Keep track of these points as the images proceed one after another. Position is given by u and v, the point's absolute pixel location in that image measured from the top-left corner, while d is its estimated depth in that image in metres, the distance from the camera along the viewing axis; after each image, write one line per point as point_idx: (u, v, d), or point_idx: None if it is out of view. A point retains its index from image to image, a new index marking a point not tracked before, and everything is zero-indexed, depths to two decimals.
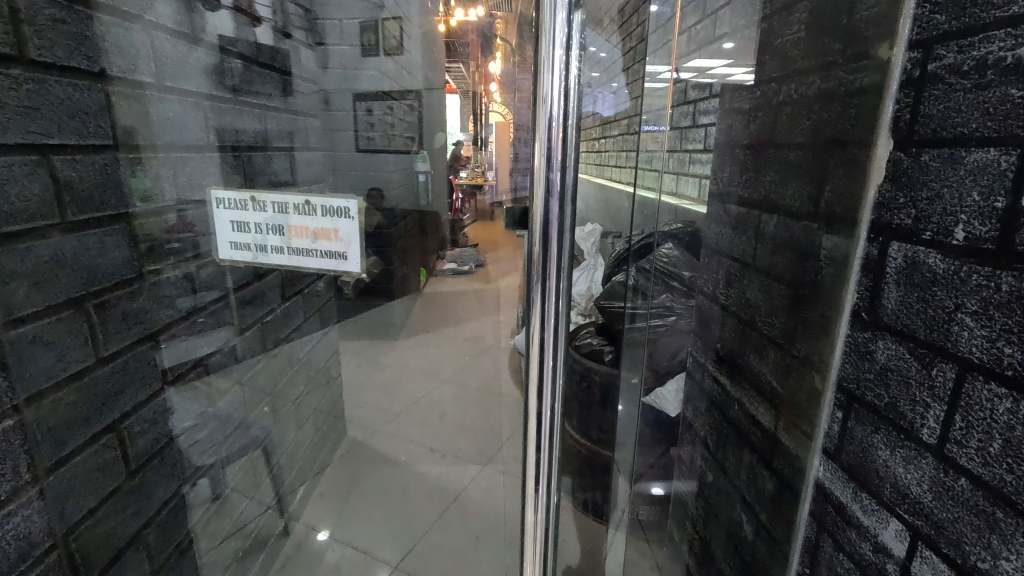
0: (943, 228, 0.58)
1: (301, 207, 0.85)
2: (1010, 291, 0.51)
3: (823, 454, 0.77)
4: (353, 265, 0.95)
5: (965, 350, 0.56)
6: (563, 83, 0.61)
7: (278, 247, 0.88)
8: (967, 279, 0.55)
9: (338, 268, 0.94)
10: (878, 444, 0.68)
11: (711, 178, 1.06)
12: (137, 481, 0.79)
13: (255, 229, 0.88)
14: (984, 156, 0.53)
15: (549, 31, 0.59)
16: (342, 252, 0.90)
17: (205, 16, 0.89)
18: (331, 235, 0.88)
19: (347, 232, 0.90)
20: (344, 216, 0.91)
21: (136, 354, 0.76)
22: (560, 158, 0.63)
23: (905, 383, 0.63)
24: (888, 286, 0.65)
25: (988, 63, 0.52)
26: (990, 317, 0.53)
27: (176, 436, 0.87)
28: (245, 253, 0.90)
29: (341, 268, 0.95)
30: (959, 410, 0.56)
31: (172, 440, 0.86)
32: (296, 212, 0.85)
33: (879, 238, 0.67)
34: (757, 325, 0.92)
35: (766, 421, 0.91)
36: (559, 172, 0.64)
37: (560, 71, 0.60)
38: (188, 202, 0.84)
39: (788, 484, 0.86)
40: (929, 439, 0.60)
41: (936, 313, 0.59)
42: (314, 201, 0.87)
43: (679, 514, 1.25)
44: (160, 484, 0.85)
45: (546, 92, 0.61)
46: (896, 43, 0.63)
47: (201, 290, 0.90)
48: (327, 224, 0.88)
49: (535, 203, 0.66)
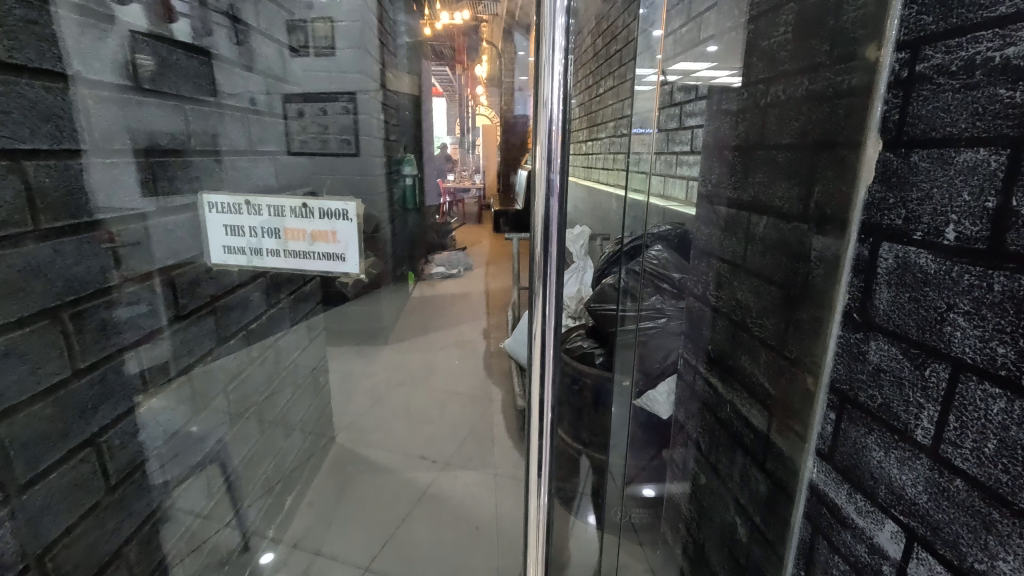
0: (934, 228, 0.49)
1: (298, 211, 0.96)
2: (1001, 291, 0.42)
3: (817, 455, 0.65)
4: (351, 265, 1.06)
5: (958, 352, 0.46)
6: (561, 86, 0.63)
7: (275, 249, 0.99)
8: (959, 279, 0.46)
9: (337, 270, 1.04)
10: (870, 445, 0.57)
11: (702, 179, 1.02)
12: (117, 496, 0.85)
13: (248, 234, 1.00)
14: (973, 156, 0.45)
15: (548, 39, 0.61)
16: (339, 252, 1.01)
17: (184, 22, 0.97)
18: (329, 237, 0.99)
19: (345, 234, 1.01)
20: (342, 218, 1.01)
21: (114, 366, 0.82)
22: (559, 160, 0.66)
23: (897, 384, 0.53)
24: (879, 286, 0.55)
25: (976, 63, 0.44)
26: (982, 317, 0.44)
27: (153, 450, 0.94)
28: (239, 257, 1.02)
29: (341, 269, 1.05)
30: (953, 411, 0.47)
31: (150, 455, 0.93)
32: (291, 215, 0.95)
33: (869, 239, 0.56)
34: (748, 326, 0.84)
35: (758, 423, 0.80)
36: (558, 173, 0.66)
37: (558, 76, 0.62)
38: (170, 209, 0.93)
39: (782, 485, 0.74)
40: (923, 439, 0.50)
41: (927, 314, 0.49)
42: (311, 206, 0.97)
43: (672, 514, 1.30)
44: (138, 500, 0.91)
45: (546, 96, 0.63)
46: (884, 44, 0.54)
47: (180, 299, 0.98)
48: (325, 227, 0.98)
49: (535, 202, 0.68)
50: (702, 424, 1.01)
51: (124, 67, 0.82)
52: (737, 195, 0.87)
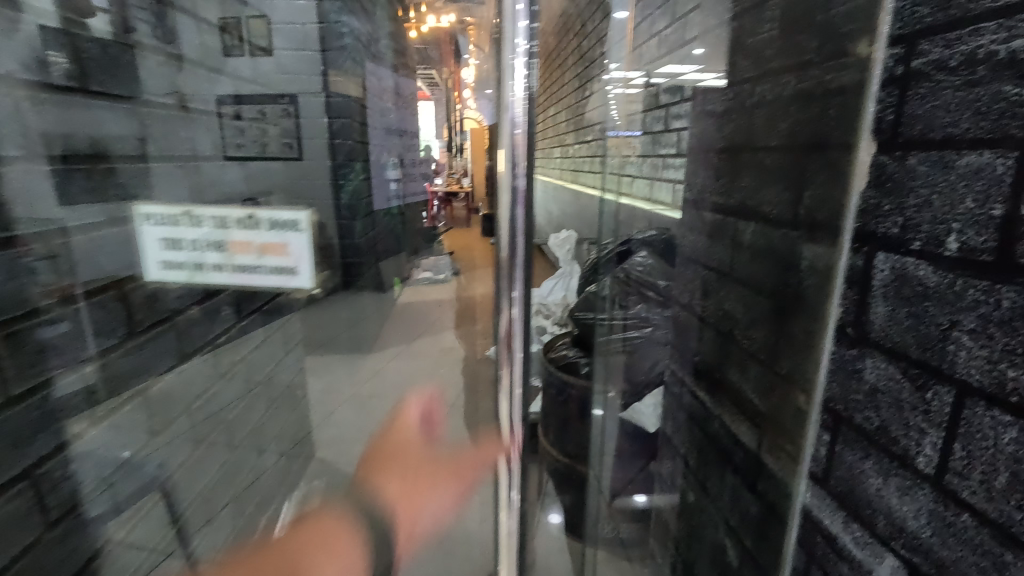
0: (934, 238, 0.45)
1: (243, 223, 0.92)
2: (1011, 308, 0.38)
3: (811, 478, 0.61)
4: (300, 278, 1.10)
5: (963, 374, 0.42)
6: None
7: (218, 264, 0.93)
8: (962, 294, 0.42)
9: (286, 283, 1.09)
10: (868, 471, 0.53)
11: (687, 183, 0.98)
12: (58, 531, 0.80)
13: (188, 246, 0.94)
14: (977, 159, 0.41)
15: None
16: (290, 265, 1.03)
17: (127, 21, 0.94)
18: (280, 250, 1.00)
19: (295, 247, 1.04)
20: (292, 232, 1.03)
21: (52, 392, 0.76)
22: None
23: (896, 407, 0.49)
24: (876, 299, 0.51)
25: (978, 58, 0.40)
26: (990, 337, 0.40)
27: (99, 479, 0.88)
28: (178, 271, 0.96)
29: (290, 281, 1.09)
30: (960, 437, 0.43)
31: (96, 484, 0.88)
32: (238, 227, 0.91)
33: (864, 248, 0.52)
34: (736, 338, 0.80)
35: (748, 442, 0.76)
36: None
37: None
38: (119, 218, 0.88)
39: (773, 508, 0.69)
40: (925, 468, 0.46)
41: (928, 331, 0.45)
42: (255, 218, 0.94)
43: (659, 532, 1.23)
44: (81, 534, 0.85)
45: None
46: (876, 39, 0.51)
47: (134, 312, 0.94)
48: (271, 240, 0.97)
49: None
50: (690, 439, 0.97)
51: (62, 68, 0.79)
52: (723, 200, 0.83)
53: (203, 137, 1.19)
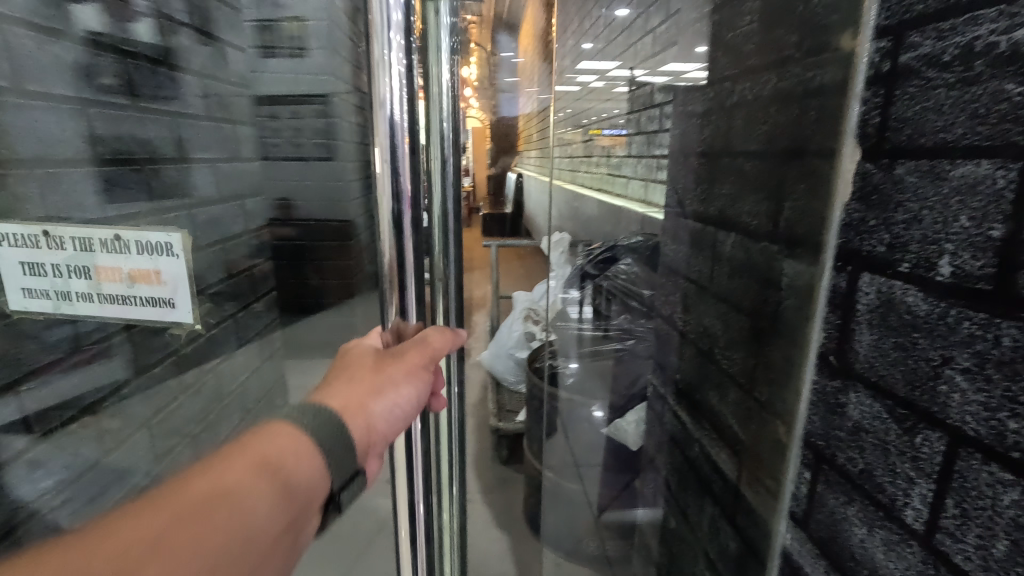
0: (924, 260, 0.38)
1: (108, 244, 0.87)
2: (1011, 346, 0.32)
3: (790, 519, 0.55)
4: (183, 311, 1.05)
5: (957, 420, 0.36)
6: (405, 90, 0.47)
7: (83, 293, 0.87)
8: (955, 327, 0.36)
9: (164, 317, 1.03)
10: (851, 520, 0.46)
11: (670, 188, 0.93)
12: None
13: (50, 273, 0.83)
14: (973, 170, 0.35)
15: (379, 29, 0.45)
16: (166, 294, 0.98)
17: (79, 14, 0.91)
18: (153, 277, 0.94)
19: (170, 273, 0.97)
20: (166, 255, 0.96)
21: None
22: (411, 191, 0.49)
23: (882, 450, 0.43)
24: (860, 326, 0.45)
25: (975, 51, 0.34)
26: (987, 379, 0.34)
27: None
28: (42, 301, 0.84)
29: (170, 316, 1.03)
30: (953, 493, 0.37)
31: None
32: (104, 251, 0.87)
33: (847, 267, 0.46)
34: (716, 357, 0.74)
35: (727, 471, 0.70)
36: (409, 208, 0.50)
37: (401, 79, 0.47)
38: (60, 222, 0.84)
39: (753, 547, 0.63)
40: (914, 524, 0.40)
41: (917, 366, 0.39)
42: (125, 238, 0.90)
43: (645, 553, 1.18)
44: None
45: (383, 98, 0.46)
46: (860, 31, 0.45)
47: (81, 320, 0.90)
48: (146, 265, 0.93)
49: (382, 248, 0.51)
50: (671, 461, 0.91)
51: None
52: (703, 207, 0.78)
53: (166, 139, 1.15)
